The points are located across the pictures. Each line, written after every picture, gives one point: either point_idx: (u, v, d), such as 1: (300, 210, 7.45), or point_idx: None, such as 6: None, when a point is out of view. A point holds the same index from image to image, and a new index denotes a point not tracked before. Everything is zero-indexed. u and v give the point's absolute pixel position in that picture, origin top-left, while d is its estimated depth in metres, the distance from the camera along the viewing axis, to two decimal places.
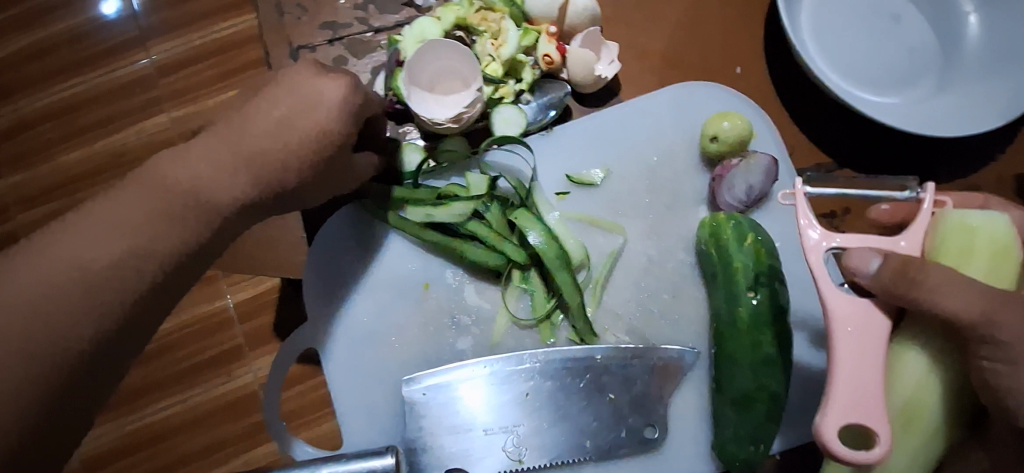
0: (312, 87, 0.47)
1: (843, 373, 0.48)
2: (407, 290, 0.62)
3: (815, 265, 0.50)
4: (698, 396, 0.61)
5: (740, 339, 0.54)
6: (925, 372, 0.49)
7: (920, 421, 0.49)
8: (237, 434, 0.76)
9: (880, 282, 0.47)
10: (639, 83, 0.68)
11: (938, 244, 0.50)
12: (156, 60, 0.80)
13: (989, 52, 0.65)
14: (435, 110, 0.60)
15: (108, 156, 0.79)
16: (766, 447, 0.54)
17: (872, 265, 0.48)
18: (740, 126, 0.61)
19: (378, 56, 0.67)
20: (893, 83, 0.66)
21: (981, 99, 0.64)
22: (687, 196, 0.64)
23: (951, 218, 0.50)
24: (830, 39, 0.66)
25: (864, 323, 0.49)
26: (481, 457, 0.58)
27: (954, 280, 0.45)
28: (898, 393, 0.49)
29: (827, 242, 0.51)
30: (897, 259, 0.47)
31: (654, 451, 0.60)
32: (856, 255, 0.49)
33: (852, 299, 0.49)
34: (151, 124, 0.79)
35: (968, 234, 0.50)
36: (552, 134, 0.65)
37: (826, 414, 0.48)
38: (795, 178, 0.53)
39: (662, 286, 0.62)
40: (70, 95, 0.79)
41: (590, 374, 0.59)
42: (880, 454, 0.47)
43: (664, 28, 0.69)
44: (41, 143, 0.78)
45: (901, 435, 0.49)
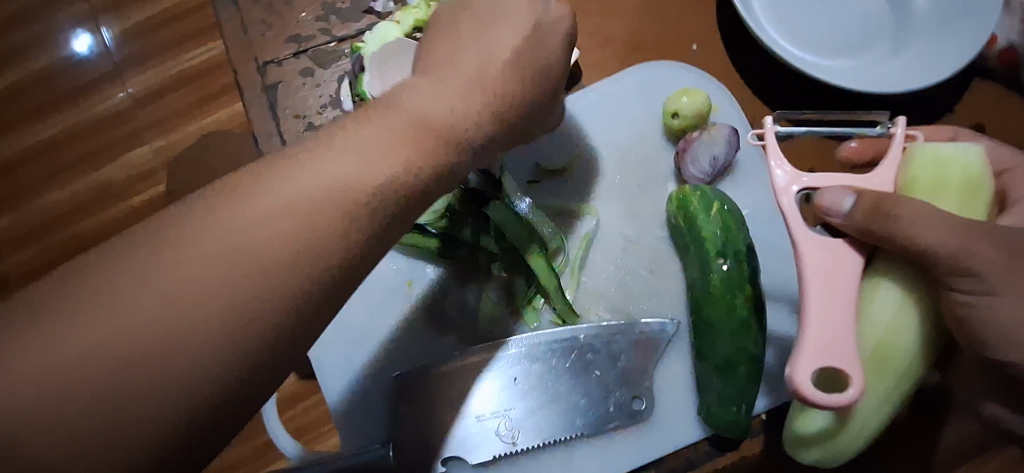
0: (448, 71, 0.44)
1: (812, 317, 0.50)
2: (390, 289, 0.64)
3: (786, 205, 0.53)
4: (684, 365, 0.62)
5: (716, 305, 0.56)
6: (897, 307, 0.51)
7: (892, 357, 0.51)
8: (251, 453, 0.69)
9: (855, 220, 0.49)
10: (603, 67, 0.70)
11: (910, 178, 0.53)
12: (132, 92, 0.80)
13: (938, 8, 0.67)
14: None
15: (91, 194, 0.79)
16: (748, 406, 0.56)
17: (847, 203, 0.49)
18: (698, 102, 0.63)
19: (343, 64, 0.68)
20: (845, 48, 0.67)
21: (931, 56, 0.65)
22: (655, 172, 0.65)
23: (921, 148, 0.53)
24: (782, 13, 0.68)
25: (834, 264, 0.51)
26: (478, 443, 0.60)
27: (926, 217, 0.46)
28: (869, 333, 0.51)
29: (796, 183, 0.53)
30: (871, 197, 0.48)
31: (645, 423, 0.61)
32: (829, 194, 0.50)
33: (827, 241, 0.51)
34: (133, 156, 0.79)
35: (938, 166, 0.52)
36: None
37: (798, 361, 0.49)
38: (767, 118, 0.55)
39: (638, 262, 0.64)
40: (50, 135, 0.79)
41: (584, 356, 0.60)
42: (853, 395, 0.48)
43: (622, 15, 0.70)
44: (25, 185, 0.79)
45: (872, 374, 0.51)
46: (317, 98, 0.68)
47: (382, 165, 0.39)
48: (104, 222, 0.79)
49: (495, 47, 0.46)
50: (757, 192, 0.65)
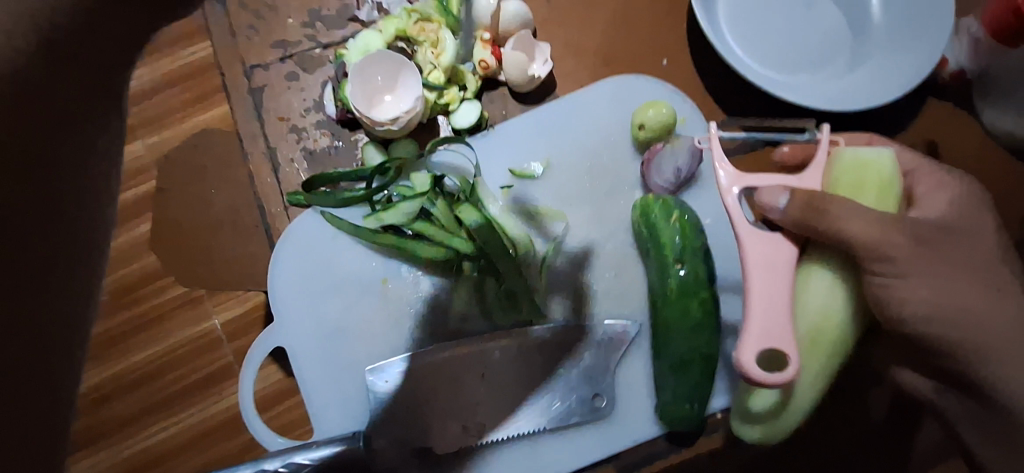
0: None
1: (757, 302, 0.53)
2: (364, 286, 0.66)
3: (730, 204, 0.54)
4: (644, 365, 0.65)
5: (672, 308, 0.58)
6: (829, 291, 0.55)
7: (826, 336, 0.55)
8: (236, 450, 0.71)
9: (791, 216, 0.52)
10: (576, 78, 0.73)
11: (834, 178, 0.56)
12: None
13: (892, 30, 0.71)
14: (379, 112, 0.65)
15: None
16: (700, 405, 0.59)
17: (782, 201, 0.53)
18: (664, 114, 0.66)
19: (326, 70, 0.71)
20: (807, 65, 0.71)
21: (885, 75, 0.69)
22: (622, 181, 0.69)
23: (845, 153, 0.57)
24: (746, 31, 0.72)
25: (776, 256, 0.53)
26: (439, 431, 0.62)
27: (852, 210, 0.51)
28: (804, 314, 0.54)
29: (739, 183, 0.54)
30: (804, 195, 0.52)
31: (605, 419, 0.64)
32: (766, 193, 0.54)
33: (768, 234, 0.54)
34: None
35: (859, 167, 0.56)
36: (495, 131, 0.69)
37: (743, 343, 0.52)
38: (710, 124, 0.57)
39: (604, 266, 0.67)
40: None
41: (546, 344, 0.63)
42: (792, 373, 0.51)
43: (595, 28, 0.74)
44: None
45: (808, 353, 0.55)
46: (301, 101, 0.71)
47: None
48: None
49: None
50: (720, 201, 0.68)
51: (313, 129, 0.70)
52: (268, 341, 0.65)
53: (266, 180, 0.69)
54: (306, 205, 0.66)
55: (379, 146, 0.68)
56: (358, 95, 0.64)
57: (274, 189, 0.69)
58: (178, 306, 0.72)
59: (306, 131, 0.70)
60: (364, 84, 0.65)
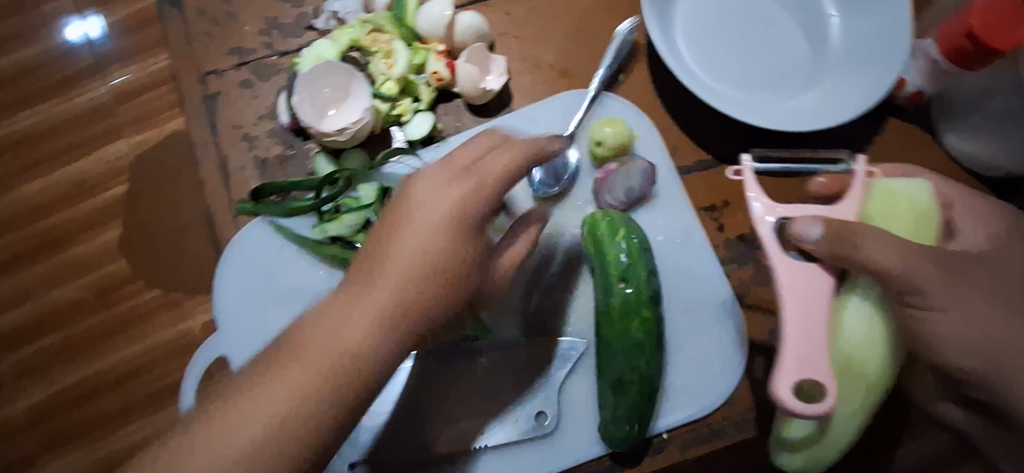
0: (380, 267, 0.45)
1: (792, 333, 0.54)
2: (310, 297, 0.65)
3: (763, 235, 0.57)
4: (589, 382, 0.64)
5: (613, 327, 0.57)
6: (865, 321, 0.56)
7: (862, 367, 0.55)
8: None
9: (823, 247, 0.53)
10: (533, 92, 0.73)
11: (868, 207, 0.58)
12: (112, 89, 0.86)
13: (849, 51, 0.71)
14: (328, 125, 0.66)
15: (65, 187, 0.84)
16: (640, 426, 0.58)
17: (816, 231, 0.54)
18: (621, 132, 0.66)
19: (280, 79, 0.71)
20: (763, 84, 0.71)
21: (841, 94, 0.69)
22: (573, 198, 0.68)
23: (876, 185, 0.58)
24: (705, 48, 0.71)
25: (809, 286, 0.55)
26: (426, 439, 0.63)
27: (884, 240, 0.52)
28: (841, 346, 0.55)
29: (771, 214, 0.57)
30: (836, 227, 0.53)
31: (546, 436, 0.64)
32: (801, 223, 0.55)
33: (801, 264, 0.55)
34: (108, 151, 0.84)
35: (892, 198, 0.57)
36: (449, 144, 0.69)
37: (778, 377, 0.53)
38: (743, 155, 0.59)
39: (552, 282, 0.66)
40: (28, 127, 0.85)
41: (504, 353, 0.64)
42: (830, 407, 0.52)
43: (553, 42, 0.73)
44: (11, 170, 0.85)
45: (847, 386, 0.56)
46: (254, 109, 0.70)
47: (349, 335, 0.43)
48: (80, 215, 0.83)
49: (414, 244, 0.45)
50: (673, 219, 0.68)
51: (264, 137, 0.69)
52: (212, 349, 0.65)
53: (216, 188, 0.68)
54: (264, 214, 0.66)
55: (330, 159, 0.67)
56: (304, 105, 0.65)
57: (221, 196, 0.68)
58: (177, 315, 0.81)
59: (258, 138, 0.69)
60: (311, 95, 0.66)
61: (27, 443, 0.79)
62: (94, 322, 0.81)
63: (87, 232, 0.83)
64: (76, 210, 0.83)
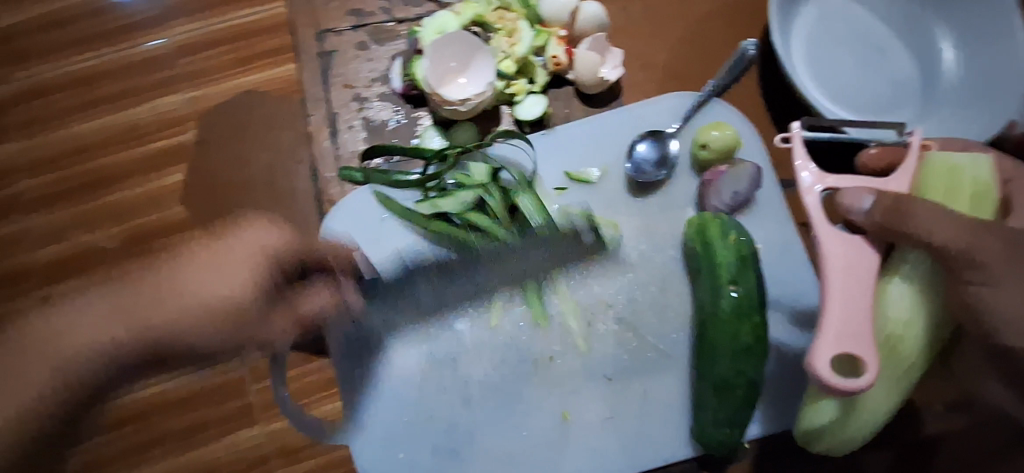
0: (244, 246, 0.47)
1: (835, 304, 0.53)
2: (412, 267, 0.66)
3: (810, 204, 0.56)
4: (679, 382, 0.64)
5: (720, 329, 0.58)
6: (908, 302, 0.54)
7: (902, 350, 0.54)
8: (223, 415, 0.74)
9: (874, 218, 0.52)
10: (642, 89, 0.73)
11: (924, 183, 0.57)
12: (173, 42, 0.89)
13: (962, 83, 0.71)
14: (449, 92, 0.65)
15: (116, 131, 0.86)
16: (740, 429, 0.58)
17: (866, 202, 0.53)
18: (728, 136, 0.65)
19: (397, 45, 0.71)
20: (871, 108, 0.71)
21: (952, 126, 0.69)
22: (675, 197, 0.68)
23: (935, 157, 0.57)
24: (818, 65, 0.72)
25: (856, 259, 0.54)
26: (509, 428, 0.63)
27: (941, 213, 0.50)
28: (882, 323, 0.55)
29: (820, 183, 0.56)
30: (889, 198, 0.52)
31: (637, 433, 0.63)
32: (849, 193, 0.54)
33: (848, 237, 0.54)
34: (166, 102, 0.87)
35: (950, 172, 0.56)
36: (559, 133, 0.68)
37: (817, 349, 0.52)
38: (793, 122, 0.58)
39: (649, 279, 0.66)
40: (80, 68, 0.87)
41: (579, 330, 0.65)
42: (869, 380, 0.51)
43: (667, 41, 0.74)
44: (54, 111, 0.86)
45: (884, 363, 0.55)
46: (367, 71, 0.70)
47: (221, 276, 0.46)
48: (119, 161, 0.85)
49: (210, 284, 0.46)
50: (775, 229, 0.68)
51: (375, 100, 0.70)
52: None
53: (323, 143, 0.68)
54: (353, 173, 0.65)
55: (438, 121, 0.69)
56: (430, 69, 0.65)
57: (328, 153, 0.68)
58: None
59: (369, 101, 0.70)
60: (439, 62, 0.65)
61: None
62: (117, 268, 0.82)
63: (148, 173, 0.85)
64: (125, 157, 0.85)
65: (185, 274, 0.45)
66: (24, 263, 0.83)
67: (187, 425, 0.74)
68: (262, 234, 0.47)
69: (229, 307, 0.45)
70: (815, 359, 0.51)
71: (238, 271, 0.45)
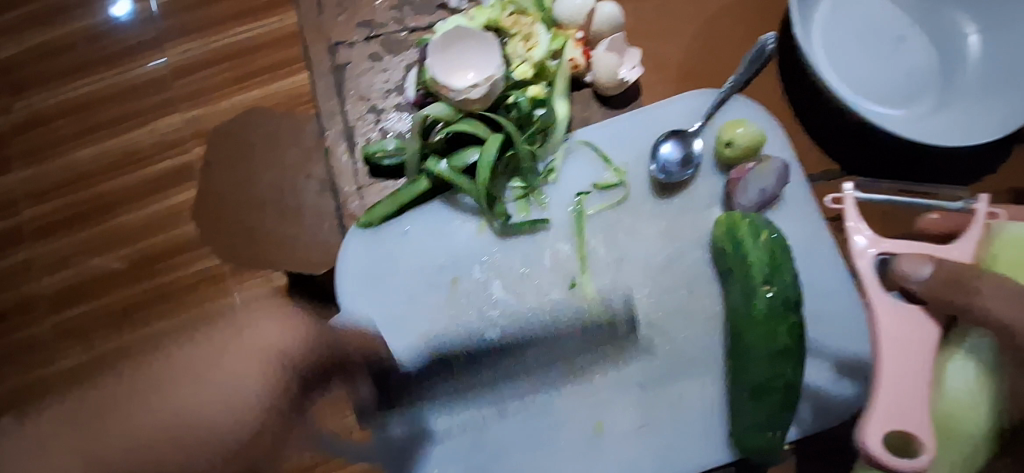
0: (251, 340, 0.44)
1: (887, 379, 0.53)
2: (435, 280, 0.64)
3: (863, 270, 0.56)
4: (714, 388, 0.62)
5: (758, 332, 0.56)
6: (971, 384, 0.53)
7: (960, 434, 0.53)
8: None
9: (932, 288, 0.52)
10: (659, 88, 0.72)
11: (991, 254, 0.55)
12: (171, 63, 0.88)
13: (989, 71, 0.69)
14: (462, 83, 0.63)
15: (120, 155, 0.86)
16: (782, 433, 0.56)
17: (925, 271, 0.53)
18: (753, 132, 0.63)
19: (410, 54, 0.70)
20: (895, 99, 0.70)
21: (981, 114, 0.67)
22: (701, 197, 0.66)
23: (1005, 226, 0.56)
24: (838, 57, 0.71)
25: (911, 332, 0.54)
26: (546, 443, 0.62)
27: (1010, 291, 0.49)
28: (940, 403, 0.53)
29: (874, 248, 0.56)
30: (948, 270, 0.52)
31: (673, 442, 0.61)
32: (906, 262, 0.54)
33: (901, 305, 0.55)
34: (166, 123, 0.87)
35: (1020, 245, 0.54)
36: (586, 142, 0.67)
37: (867, 425, 0.52)
38: (847, 185, 0.58)
39: (678, 282, 0.65)
40: (81, 93, 0.87)
41: (609, 336, 0.64)
42: (927, 461, 0.50)
43: (683, 39, 0.73)
44: (54, 138, 0.87)
45: (941, 445, 0.53)
46: (382, 82, 0.69)
47: (235, 369, 0.42)
48: (125, 184, 0.86)
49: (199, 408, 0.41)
50: (803, 226, 0.66)
51: (391, 111, 0.69)
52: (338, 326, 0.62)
53: (338, 157, 0.68)
54: (382, 161, 0.66)
55: (452, 109, 0.64)
56: (436, 67, 0.63)
57: (347, 167, 0.67)
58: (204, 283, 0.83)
59: (385, 112, 0.69)
60: (444, 60, 0.64)
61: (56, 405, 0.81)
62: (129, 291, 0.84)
63: (158, 195, 0.85)
64: (131, 179, 0.86)
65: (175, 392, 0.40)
66: (29, 293, 0.83)
67: None
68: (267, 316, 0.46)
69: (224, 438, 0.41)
70: (865, 436, 0.51)
71: (244, 385, 0.42)
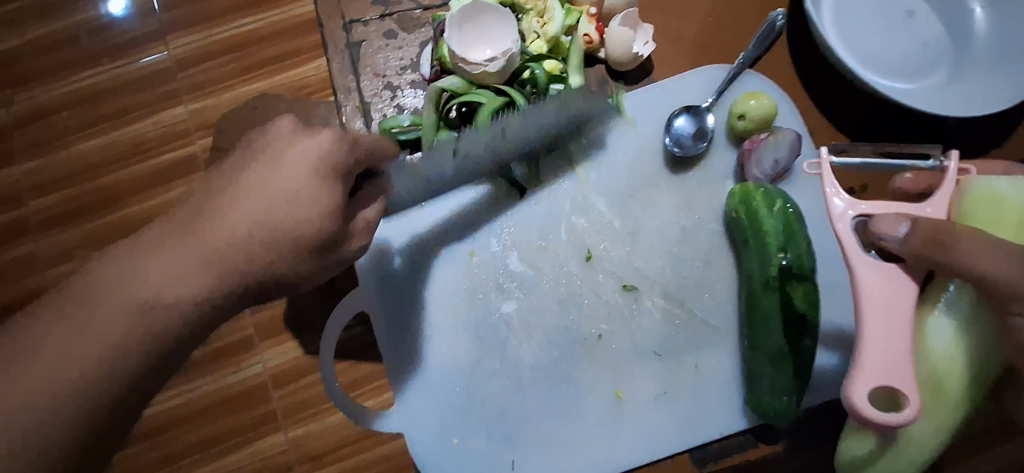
0: (283, 144, 0.43)
1: (872, 340, 0.54)
2: (452, 253, 0.65)
3: (842, 232, 0.56)
4: (730, 357, 0.63)
5: (773, 297, 0.57)
6: (953, 338, 0.54)
7: (947, 389, 0.53)
8: (250, 422, 0.75)
9: (910, 246, 0.52)
10: (671, 65, 0.73)
11: (964, 209, 0.56)
12: (174, 54, 0.88)
13: (995, 44, 0.70)
14: (477, 56, 0.63)
15: (123, 146, 0.87)
16: (798, 398, 0.57)
17: (901, 230, 0.53)
18: (766, 105, 0.64)
19: (425, 31, 0.71)
20: (903, 72, 0.71)
21: (987, 87, 0.68)
22: (713, 171, 0.67)
23: (976, 184, 0.56)
24: (847, 32, 0.72)
25: (893, 290, 0.54)
26: (566, 415, 0.62)
27: (989, 243, 0.48)
28: (923, 360, 0.54)
29: (853, 210, 0.57)
30: (927, 226, 0.51)
31: (690, 412, 0.62)
32: (884, 222, 0.54)
33: (881, 265, 0.55)
34: (171, 114, 0.87)
35: (996, 201, 0.55)
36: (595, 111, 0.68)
37: (854, 384, 0.53)
38: (822, 149, 0.59)
39: (694, 253, 0.66)
40: (87, 86, 0.88)
41: (626, 304, 0.64)
42: (910, 415, 0.52)
43: (695, 16, 0.73)
44: (56, 131, 0.87)
45: (929, 401, 0.53)
46: (397, 59, 0.70)
47: (286, 181, 0.42)
48: (129, 177, 0.86)
49: (278, 182, 0.42)
50: (814, 198, 0.67)
51: (407, 88, 0.69)
52: (367, 294, 0.63)
53: (353, 133, 0.68)
54: (398, 136, 0.65)
55: (465, 82, 0.64)
56: (453, 41, 0.63)
57: None
58: None
59: (401, 89, 0.69)
60: (461, 35, 0.64)
61: None
62: None
63: (163, 185, 0.86)
64: (133, 171, 0.86)
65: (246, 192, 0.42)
66: (34, 286, 0.84)
67: (210, 437, 0.75)
68: (294, 122, 0.45)
69: (307, 233, 0.43)
70: (850, 394, 0.53)
71: (298, 181, 0.42)
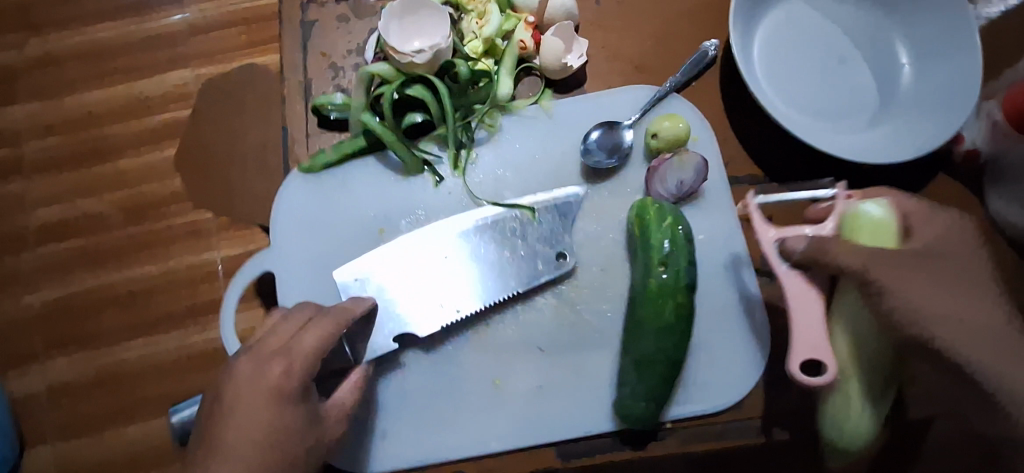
0: (253, 371, 0.52)
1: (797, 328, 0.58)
2: (363, 229, 0.68)
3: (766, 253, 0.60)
4: (609, 360, 0.66)
5: (647, 307, 0.60)
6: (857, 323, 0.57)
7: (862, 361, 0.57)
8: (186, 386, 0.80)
9: (807, 258, 0.56)
10: (607, 80, 0.75)
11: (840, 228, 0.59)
12: (189, 18, 0.92)
13: (916, 96, 0.73)
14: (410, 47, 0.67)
15: (131, 101, 0.89)
16: (656, 405, 0.60)
17: (800, 247, 0.57)
18: (679, 128, 0.67)
19: (375, 20, 0.75)
20: (829, 114, 0.73)
21: (904, 136, 0.71)
22: (626, 185, 0.70)
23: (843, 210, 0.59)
24: (778, 70, 0.74)
25: (805, 296, 0.58)
26: (446, 396, 0.65)
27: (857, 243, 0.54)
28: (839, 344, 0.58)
29: (773, 235, 0.60)
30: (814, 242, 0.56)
31: (566, 408, 0.65)
32: (791, 239, 0.58)
33: (789, 273, 0.59)
34: (177, 77, 0.90)
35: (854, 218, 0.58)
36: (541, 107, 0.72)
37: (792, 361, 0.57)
38: (749, 193, 0.63)
39: (593, 259, 0.69)
40: (97, 39, 0.91)
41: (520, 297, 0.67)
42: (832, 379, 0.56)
43: (637, 37, 0.77)
44: (65, 81, 0.90)
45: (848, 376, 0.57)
46: (346, 43, 0.74)
47: (264, 412, 0.50)
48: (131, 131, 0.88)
49: (259, 410, 0.50)
50: (718, 222, 0.70)
51: (350, 70, 0.74)
52: (283, 257, 0.68)
53: (295, 106, 0.72)
54: (330, 113, 0.70)
55: (394, 69, 0.68)
56: (392, 34, 0.67)
57: (300, 116, 0.72)
58: (185, 237, 0.84)
59: (344, 71, 0.73)
60: (400, 26, 0.67)
61: (33, 336, 0.82)
62: (121, 235, 0.85)
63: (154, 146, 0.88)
64: (131, 127, 0.88)
65: (228, 426, 0.50)
66: (19, 225, 0.85)
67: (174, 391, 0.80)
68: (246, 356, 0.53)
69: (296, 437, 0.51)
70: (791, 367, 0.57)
71: (274, 404, 0.51)
